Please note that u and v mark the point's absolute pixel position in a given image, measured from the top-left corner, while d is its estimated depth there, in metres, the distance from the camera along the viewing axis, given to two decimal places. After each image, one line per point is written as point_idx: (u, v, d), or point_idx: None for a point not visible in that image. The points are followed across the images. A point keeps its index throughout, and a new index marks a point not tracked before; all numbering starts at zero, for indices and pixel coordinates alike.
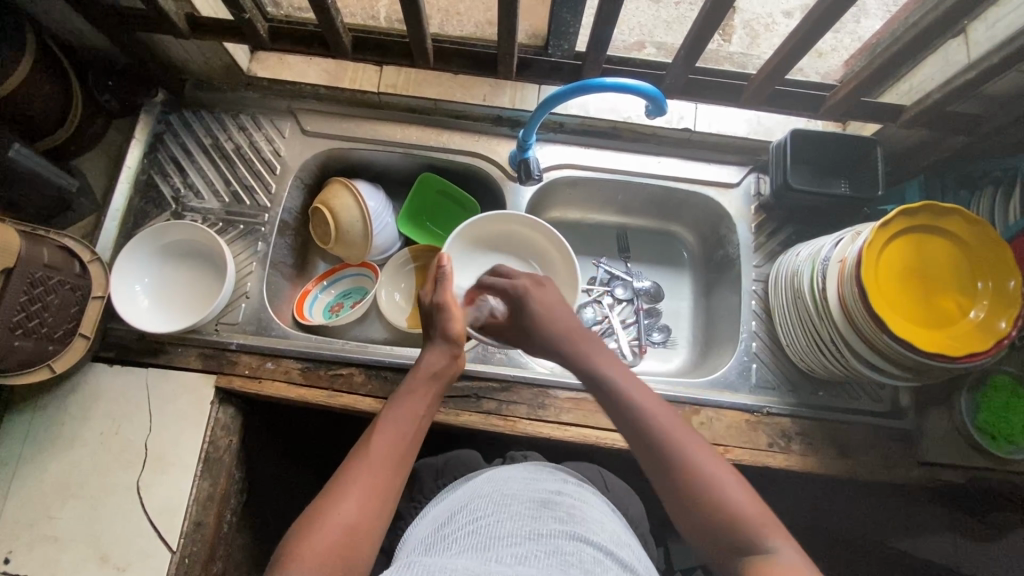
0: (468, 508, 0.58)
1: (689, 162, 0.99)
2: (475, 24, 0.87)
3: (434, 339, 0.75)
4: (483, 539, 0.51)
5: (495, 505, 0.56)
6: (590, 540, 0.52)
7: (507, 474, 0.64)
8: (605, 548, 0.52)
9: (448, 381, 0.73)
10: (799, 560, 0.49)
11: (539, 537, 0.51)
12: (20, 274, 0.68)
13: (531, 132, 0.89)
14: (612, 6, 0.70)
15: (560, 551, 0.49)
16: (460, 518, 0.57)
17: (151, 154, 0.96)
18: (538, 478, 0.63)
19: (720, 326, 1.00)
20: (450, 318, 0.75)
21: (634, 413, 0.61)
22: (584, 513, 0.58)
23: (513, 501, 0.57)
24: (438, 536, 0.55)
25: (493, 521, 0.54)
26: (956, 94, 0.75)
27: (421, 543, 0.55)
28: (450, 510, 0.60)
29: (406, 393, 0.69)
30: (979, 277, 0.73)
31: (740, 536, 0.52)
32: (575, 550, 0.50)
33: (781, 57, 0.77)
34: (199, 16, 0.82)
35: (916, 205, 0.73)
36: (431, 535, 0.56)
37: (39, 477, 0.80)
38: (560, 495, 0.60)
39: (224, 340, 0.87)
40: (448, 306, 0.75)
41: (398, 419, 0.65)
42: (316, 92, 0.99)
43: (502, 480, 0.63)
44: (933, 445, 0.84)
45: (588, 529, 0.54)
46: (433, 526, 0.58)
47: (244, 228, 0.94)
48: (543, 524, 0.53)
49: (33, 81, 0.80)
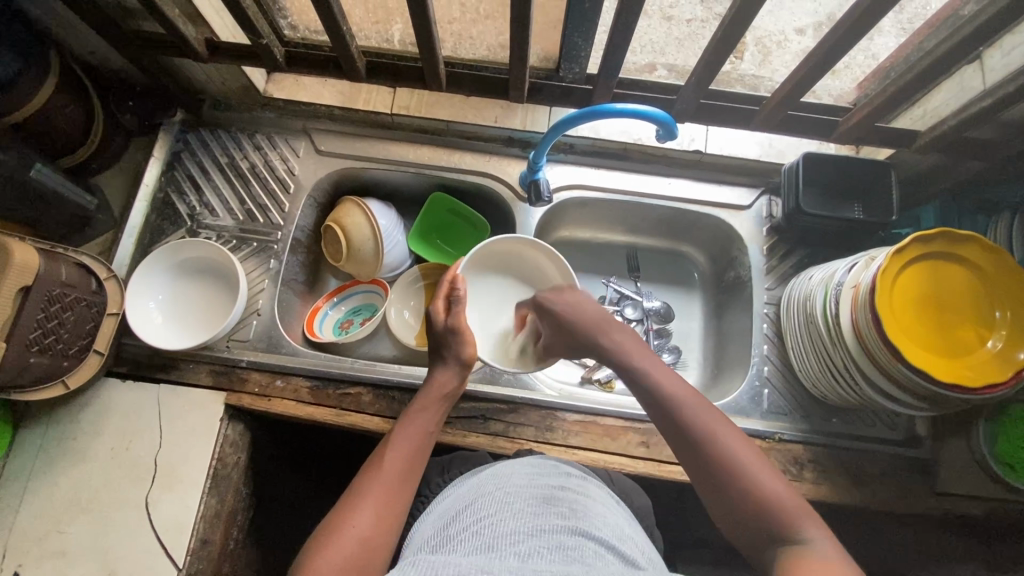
0: (472, 505, 0.57)
1: (699, 185, 0.98)
2: (487, 47, 0.88)
3: (446, 362, 0.74)
4: (487, 537, 0.50)
5: (498, 503, 0.56)
6: (591, 533, 0.51)
7: (511, 469, 0.63)
8: (607, 542, 0.51)
9: (453, 402, 0.73)
10: (833, 552, 0.49)
11: (542, 533, 0.50)
12: (39, 291, 0.69)
13: (543, 155, 0.89)
14: (624, 34, 0.71)
15: (561, 546, 0.49)
16: (463, 516, 0.56)
17: (168, 172, 0.98)
18: (540, 474, 0.62)
19: (732, 348, 0.99)
20: (465, 343, 0.73)
21: (671, 410, 0.60)
22: (587, 507, 0.57)
23: (516, 498, 0.56)
24: (443, 535, 0.54)
25: (497, 520, 0.53)
26: (972, 122, 0.75)
27: (426, 543, 0.54)
28: (455, 507, 0.59)
29: (417, 410, 0.69)
30: (998, 305, 0.71)
31: (776, 524, 0.52)
32: (576, 545, 0.49)
33: (794, 83, 0.77)
34: (217, 40, 0.84)
35: (931, 231, 0.72)
36: (436, 534, 0.55)
37: (51, 491, 0.81)
38: (563, 491, 0.59)
39: (235, 357, 0.88)
40: (462, 331, 0.74)
41: (413, 435, 0.66)
42: (331, 112, 1.01)
43: (505, 476, 0.62)
44: (949, 475, 0.83)
45: (591, 523, 0.53)
46: (437, 526, 0.57)
47: (258, 246, 0.95)
48: (545, 520, 0.52)
49: (55, 102, 0.82)
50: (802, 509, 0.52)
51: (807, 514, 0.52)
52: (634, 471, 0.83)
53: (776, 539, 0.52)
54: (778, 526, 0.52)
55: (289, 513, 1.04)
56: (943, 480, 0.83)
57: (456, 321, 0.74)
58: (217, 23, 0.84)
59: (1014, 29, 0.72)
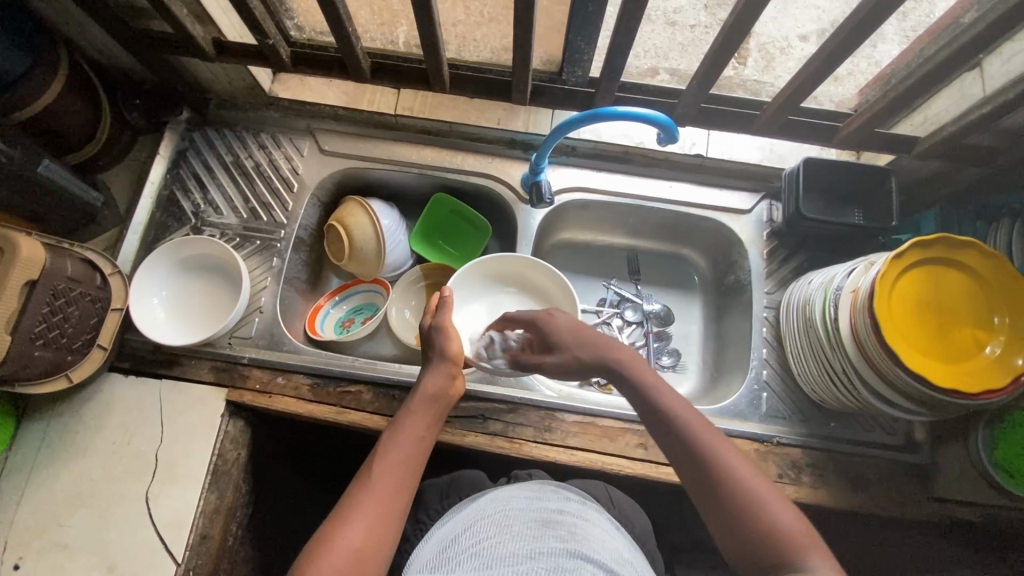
0: (471, 529, 0.57)
1: (700, 188, 0.99)
2: (491, 50, 0.88)
3: (436, 360, 0.75)
4: (485, 559, 0.51)
5: (496, 527, 0.56)
6: (589, 557, 0.52)
7: (511, 493, 0.64)
8: (605, 565, 0.52)
9: (446, 403, 0.73)
10: None
11: (539, 555, 0.51)
12: (44, 285, 0.70)
13: (544, 157, 0.90)
14: (626, 37, 0.71)
15: (559, 568, 0.49)
16: (463, 540, 0.56)
17: (174, 170, 0.99)
18: (540, 497, 0.62)
19: (731, 351, 0.99)
20: (450, 339, 0.75)
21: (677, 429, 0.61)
22: (586, 531, 0.57)
23: (514, 521, 0.57)
24: (443, 558, 0.54)
25: (495, 543, 0.53)
26: (972, 128, 0.75)
27: (426, 565, 0.55)
28: (455, 531, 0.59)
29: (407, 415, 0.69)
30: (997, 311, 0.72)
31: (782, 558, 0.51)
32: (574, 567, 0.49)
33: (795, 89, 0.78)
34: (225, 40, 0.85)
35: (929, 237, 0.72)
36: (435, 558, 0.56)
37: (52, 485, 0.81)
38: (562, 515, 0.59)
39: (237, 354, 0.89)
40: (448, 328, 0.76)
41: (404, 440, 0.66)
42: (335, 113, 1.01)
43: (504, 500, 0.62)
44: (949, 482, 0.83)
45: (589, 546, 0.54)
46: (438, 548, 0.57)
47: (261, 244, 0.96)
48: (543, 542, 0.53)
49: (63, 99, 0.83)
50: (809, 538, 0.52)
51: (817, 547, 0.51)
52: (633, 473, 0.83)
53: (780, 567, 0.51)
54: (784, 558, 0.51)
55: (286, 511, 1.04)
56: (941, 485, 0.83)
57: (442, 318, 0.76)
58: (224, 23, 0.85)
59: (1013, 36, 0.73)
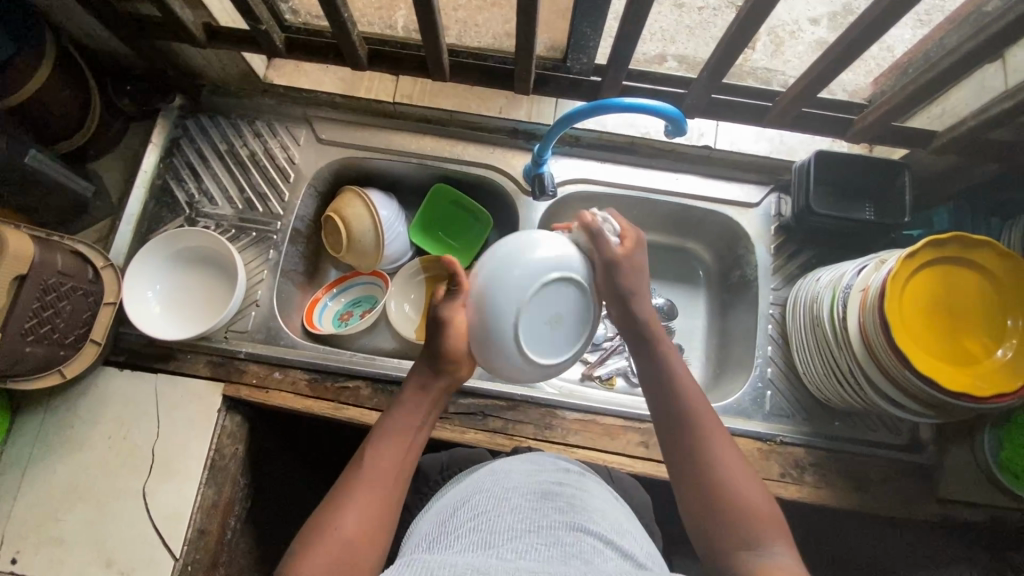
0: (470, 501, 0.55)
1: (708, 180, 0.96)
2: (493, 36, 0.85)
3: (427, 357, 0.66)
4: (484, 535, 0.49)
5: (495, 499, 0.54)
6: (590, 530, 0.50)
7: (510, 466, 0.62)
8: (606, 537, 0.50)
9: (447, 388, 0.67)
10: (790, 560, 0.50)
11: (540, 530, 0.49)
12: (34, 280, 0.69)
13: (547, 148, 0.86)
14: (634, 25, 0.68)
15: (560, 543, 0.47)
16: (461, 512, 0.54)
17: (167, 159, 0.96)
18: (539, 469, 0.60)
19: (735, 347, 0.97)
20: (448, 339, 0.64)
21: (673, 396, 0.63)
22: (586, 502, 0.55)
23: (513, 493, 0.55)
24: (440, 532, 0.52)
25: (494, 516, 0.52)
26: (993, 122, 0.72)
27: (424, 539, 0.53)
28: (453, 503, 0.57)
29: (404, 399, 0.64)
30: (1010, 313, 0.70)
31: (741, 533, 0.53)
32: (575, 542, 0.48)
33: (807, 84, 0.75)
34: (216, 25, 0.82)
35: (945, 236, 0.70)
36: (433, 530, 0.53)
37: (48, 478, 0.81)
38: (561, 486, 0.57)
39: (233, 348, 0.87)
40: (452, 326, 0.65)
41: (400, 428, 0.62)
42: (332, 100, 0.98)
43: (503, 472, 0.60)
44: (953, 480, 0.82)
45: (589, 518, 0.52)
46: (436, 521, 0.55)
47: (257, 236, 0.93)
48: (543, 516, 0.51)
49: (51, 86, 0.80)
50: (773, 522, 0.53)
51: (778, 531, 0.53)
52: (633, 471, 0.82)
53: (740, 540, 0.53)
54: (743, 532, 0.53)
55: (285, 503, 1.03)
56: (945, 485, 0.82)
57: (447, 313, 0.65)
58: (215, 7, 0.82)
59: None
